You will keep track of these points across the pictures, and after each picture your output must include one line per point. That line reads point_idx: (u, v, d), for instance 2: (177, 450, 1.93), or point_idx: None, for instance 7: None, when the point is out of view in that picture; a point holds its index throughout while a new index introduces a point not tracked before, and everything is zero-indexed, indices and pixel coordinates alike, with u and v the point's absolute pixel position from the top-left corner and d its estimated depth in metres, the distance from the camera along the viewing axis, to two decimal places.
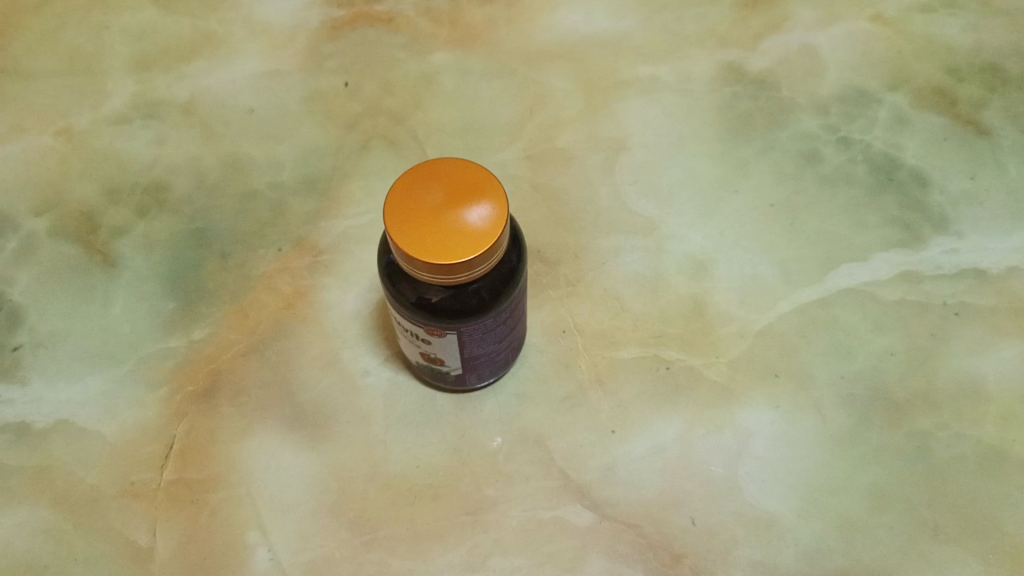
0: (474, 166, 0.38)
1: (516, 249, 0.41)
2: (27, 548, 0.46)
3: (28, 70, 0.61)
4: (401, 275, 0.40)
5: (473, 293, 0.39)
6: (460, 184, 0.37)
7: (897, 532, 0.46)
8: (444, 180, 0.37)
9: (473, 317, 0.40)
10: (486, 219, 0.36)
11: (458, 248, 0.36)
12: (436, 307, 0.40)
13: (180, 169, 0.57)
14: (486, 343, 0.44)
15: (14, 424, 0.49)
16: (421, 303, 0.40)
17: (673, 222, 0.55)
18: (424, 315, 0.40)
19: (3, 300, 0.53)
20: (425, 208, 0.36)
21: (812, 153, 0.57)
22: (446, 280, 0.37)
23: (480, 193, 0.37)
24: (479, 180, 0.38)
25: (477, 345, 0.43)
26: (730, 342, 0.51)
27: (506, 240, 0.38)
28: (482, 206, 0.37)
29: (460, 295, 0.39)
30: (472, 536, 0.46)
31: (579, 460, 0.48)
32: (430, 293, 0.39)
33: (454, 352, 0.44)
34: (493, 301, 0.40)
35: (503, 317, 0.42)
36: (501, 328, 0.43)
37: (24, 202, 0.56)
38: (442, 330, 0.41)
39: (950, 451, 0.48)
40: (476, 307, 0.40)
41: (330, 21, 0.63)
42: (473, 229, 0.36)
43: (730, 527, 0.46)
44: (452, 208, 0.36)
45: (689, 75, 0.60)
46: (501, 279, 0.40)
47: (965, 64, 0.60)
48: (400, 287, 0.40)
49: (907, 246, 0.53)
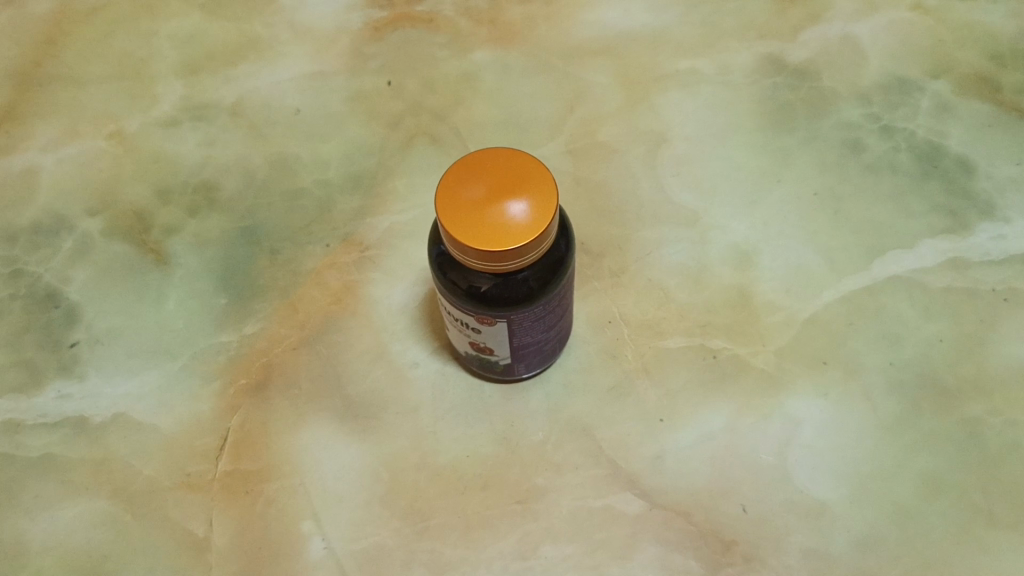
0: (521, 157, 0.39)
1: (564, 238, 0.41)
2: (87, 539, 0.47)
3: (80, 76, 0.62)
4: (451, 265, 0.40)
5: (521, 282, 0.40)
6: (503, 177, 0.38)
7: (950, 518, 0.45)
8: (487, 173, 0.38)
9: (522, 305, 0.41)
10: (535, 210, 0.37)
11: (506, 236, 0.36)
12: (487, 296, 0.40)
13: (228, 169, 0.58)
14: (535, 332, 0.44)
15: (73, 418, 0.50)
16: (471, 292, 0.40)
17: (717, 213, 0.55)
18: (474, 304, 0.41)
19: (60, 298, 0.54)
20: (471, 200, 0.37)
21: (855, 142, 0.57)
22: (496, 268, 0.37)
23: (529, 184, 0.37)
24: (526, 171, 0.38)
25: (526, 333, 0.44)
26: (776, 330, 0.51)
27: (552, 232, 0.38)
28: (531, 197, 0.37)
29: (509, 284, 0.40)
30: (523, 524, 0.46)
31: (627, 449, 0.48)
32: (480, 282, 0.40)
33: (503, 340, 0.44)
34: (541, 291, 0.41)
35: (552, 305, 0.43)
36: (550, 317, 0.44)
37: (79, 203, 0.57)
38: (493, 318, 0.41)
39: (1003, 437, 0.47)
40: (525, 296, 0.40)
41: (372, 21, 0.64)
42: (522, 219, 0.36)
43: (781, 515, 0.46)
44: (496, 202, 0.37)
45: (729, 68, 0.60)
46: (550, 268, 0.40)
47: (1008, 50, 0.60)
48: (451, 276, 0.40)
49: (953, 233, 0.53)
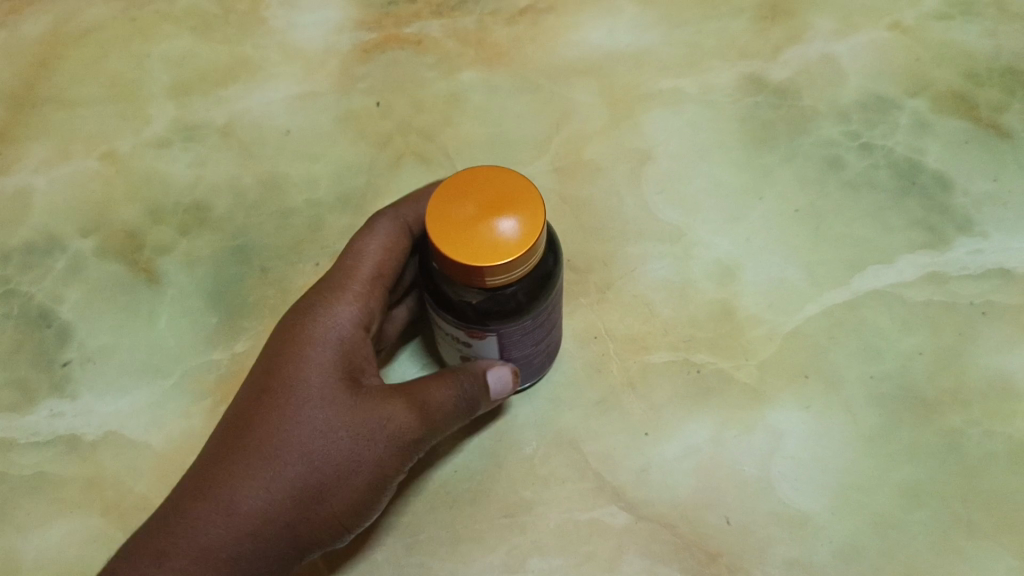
0: (509, 175, 0.39)
1: (552, 255, 0.42)
2: (80, 555, 0.47)
3: (73, 98, 0.63)
4: (442, 280, 0.41)
5: (509, 298, 0.40)
6: (492, 195, 0.38)
7: (930, 528, 0.46)
8: (477, 190, 0.39)
9: (512, 319, 0.41)
10: (523, 227, 0.37)
11: (496, 253, 0.37)
12: (476, 310, 0.41)
13: (219, 189, 0.59)
14: (525, 345, 0.45)
15: (66, 436, 0.51)
16: (462, 306, 0.41)
17: (700, 229, 0.56)
18: (464, 316, 0.42)
19: (52, 318, 0.55)
20: (461, 219, 0.38)
21: (835, 159, 0.58)
22: (486, 284, 0.38)
23: (517, 201, 0.38)
24: (513, 187, 0.39)
25: (516, 346, 0.45)
26: (758, 345, 0.52)
27: (539, 248, 0.39)
28: (518, 214, 0.38)
29: (496, 299, 0.40)
30: (510, 538, 0.47)
31: (613, 462, 0.49)
32: (469, 296, 0.40)
33: (494, 354, 0.45)
34: (528, 306, 0.41)
35: (541, 319, 0.43)
36: (539, 330, 0.45)
37: (72, 223, 0.58)
38: (484, 332, 0.42)
39: (982, 448, 0.48)
40: (514, 310, 0.41)
41: (360, 43, 0.65)
42: (511, 236, 0.37)
43: (764, 526, 0.47)
44: (486, 221, 0.38)
45: (712, 87, 0.62)
46: (539, 284, 0.41)
47: (985, 69, 0.61)
48: (442, 291, 0.41)
49: (931, 248, 0.54)
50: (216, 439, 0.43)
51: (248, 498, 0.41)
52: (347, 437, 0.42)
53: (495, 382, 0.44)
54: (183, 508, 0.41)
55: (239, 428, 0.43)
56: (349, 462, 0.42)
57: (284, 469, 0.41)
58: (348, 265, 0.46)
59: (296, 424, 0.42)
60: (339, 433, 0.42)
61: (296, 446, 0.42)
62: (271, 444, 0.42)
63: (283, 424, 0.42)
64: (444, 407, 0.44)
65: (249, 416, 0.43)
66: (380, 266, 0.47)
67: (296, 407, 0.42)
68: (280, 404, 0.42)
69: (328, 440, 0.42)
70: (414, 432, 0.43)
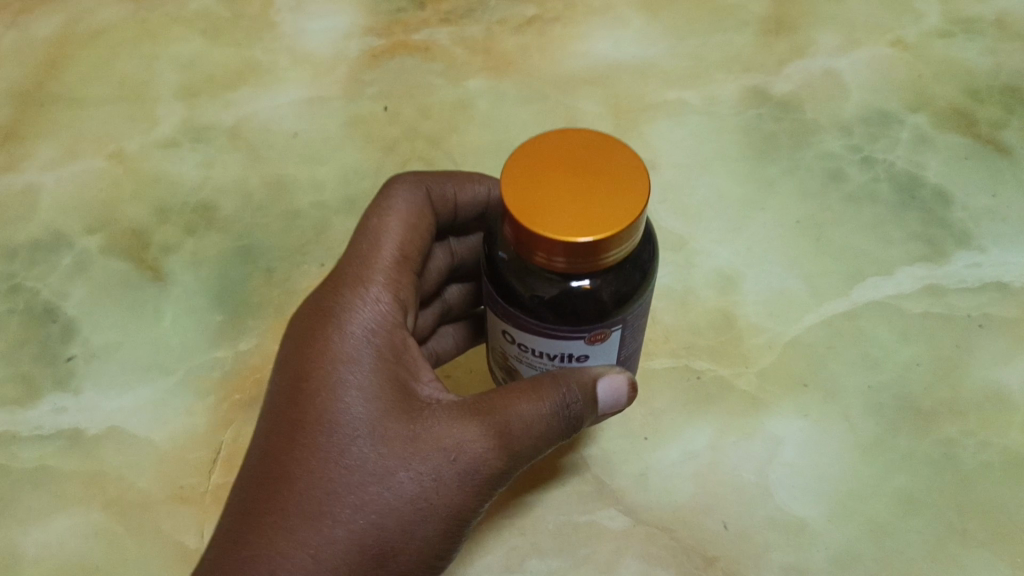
0: (612, 143, 0.35)
1: (646, 248, 0.38)
2: (79, 549, 0.48)
3: (82, 97, 0.64)
4: (518, 288, 0.37)
5: (591, 294, 0.35)
6: (583, 162, 0.34)
7: (926, 536, 0.47)
8: (566, 155, 0.34)
9: (619, 310, 0.36)
10: (626, 184, 0.33)
11: (615, 218, 0.32)
12: (565, 309, 0.36)
13: (226, 190, 0.60)
14: (637, 331, 0.40)
15: (69, 431, 0.51)
16: (553, 311, 0.36)
17: (702, 238, 0.57)
18: (540, 317, 0.37)
19: (58, 313, 0.55)
20: (544, 181, 0.33)
21: (837, 172, 0.59)
22: (598, 262, 0.33)
23: (603, 163, 0.34)
24: (586, 148, 0.35)
25: (631, 334, 0.40)
26: (757, 353, 0.52)
27: (636, 233, 0.33)
28: (614, 175, 0.34)
29: (575, 295, 0.35)
30: (509, 539, 0.47)
31: (613, 466, 0.50)
32: (547, 290, 0.36)
33: (605, 353, 0.40)
34: (616, 304, 0.36)
35: (648, 298, 0.38)
36: (647, 311, 0.40)
37: (79, 221, 0.59)
38: (604, 331, 0.37)
39: (977, 458, 0.49)
40: (616, 300, 0.36)
41: (369, 48, 0.65)
42: (618, 198, 0.33)
43: (761, 531, 0.47)
44: (572, 191, 0.33)
45: (716, 99, 0.62)
46: (632, 264, 0.36)
47: (985, 86, 0.62)
48: (519, 300, 0.37)
49: (930, 260, 0.55)
50: (249, 478, 0.39)
51: (300, 559, 0.36)
52: (409, 477, 0.38)
53: (604, 390, 0.40)
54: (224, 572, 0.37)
55: (278, 467, 0.38)
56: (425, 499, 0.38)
57: (338, 521, 0.37)
58: (365, 249, 0.44)
59: (346, 465, 0.38)
60: (398, 473, 0.38)
61: (351, 492, 0.37)
62: (319, 492, 0.37)
63: (331, 465, 0.38)
64: (524, 426, 0.39)
65: (284, 451, 0.38)
66: (402, 246, 0.44)
67: (343, 444, 0.38)
68: (324, 441, 0.38)
69: (387, 482, 0.38)
70: (491, 461, 0.39)
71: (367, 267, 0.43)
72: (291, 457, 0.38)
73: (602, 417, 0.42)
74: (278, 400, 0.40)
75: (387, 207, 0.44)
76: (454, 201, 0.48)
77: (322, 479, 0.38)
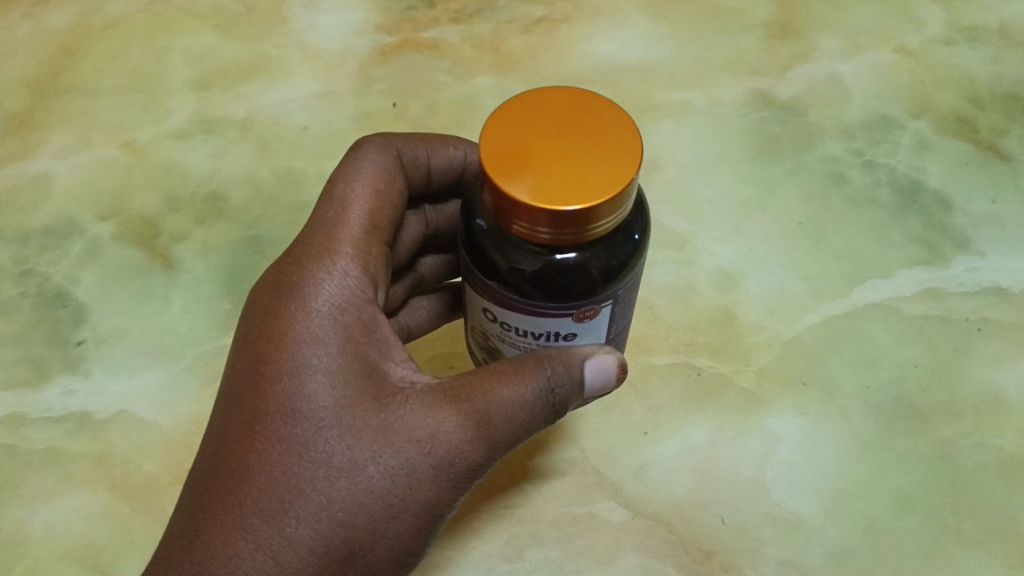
0: (602, 105, 0.35)
1: (635, 222, 0.37)
2: (85, 529, 0.48)
3: (96, 87, 0.65)
4: (498, 261, 0.36)
5: (578, 267, 0.35)
6: (570, 125, 0.34)
7: (921, 534, 0.47)
8: (548, 119, 0.34)
9: (607, 285, 0.36)
10: (614, 146, 0.34)
11: (611, 180, 0.32)
12: (549, 284, 0.35)
13: (236, 181, 0.61)
14: (626, 307, 0.39)
15: (77, 413, 0.52)
16: (535, 286, 0.36)
17: (704, 238, 0.58)
18: (524, 294, 0.36)
19: (68, 298, 0.56)
20: (526, 141, 0.33)
21: (839, 175, 0.60)
22: (587, 232, 0.33)
23: (587, 126, 0.34)
24: (568, 113, 0.35)
25: (622, 311, 0.39)
26: (757, 351, 0.53)
27: (627, 201, 0.33)
28: (602, 137, 0.34)
29: (560, 269, 0.35)
30: (509, 528, 0.48)
31: (613, 458, 0.50)
32: (525, 262, 0.35)
33: (595, 331, 0.39)
34: (605, 279, 0.36)
35: (638, 273, 0.38)
36: (636, 287, 0.39)
37: (90, 209, 0.59)
38: (593, 308, 0.37)
39: (972, 459, 0.49)
40: (603, 275, 0.36)
41: (379, 45, 0.66)
42: (610, 161, 0.33)
43: (758, 526, 0.48)
44: (558, 153, 0.33)
45: (721, 101, 0.63)
46: (618, 237, 0.36)
47: (986, 94, 0.63)
48: (500, 273, 0.36)
49: (930, 264, 0.56)
50: (204, 470, 0.37)
51: (259, 560, 0.34)
52: (378, 471, 0.35)
53: (592, 371, 0.39)
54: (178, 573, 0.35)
55: (235, 460, 0.36)
56: (394, 494, 0.36)
57: (300, 520, 0.35)
58: (332, 218, 0.41)
59: (309, 460, 0.35)
60: (367, 467, 0.35)
61: (316, 487, 0.35)
62: (281, 488, 0.35)
63: (293, 459, 0.35)
64: (504, 412, 0.37)
65: (243, 443, 0.36)
66: (370, 214, 0.41)
67: (307, 436, 0.36)
68: (285, 433, 0.36)
69: (354, 477, 0.35)
70: (468, 452, 0.37)
71: (334, 238, 0.40)
72: (250, 449, 0.36)
73: (590, 398, 0.41)
74: (235, 383, 0.38)
75: (356, 176, 0.42)
76: (426, 164, 0.47)
77: (284, 474, 0.35)
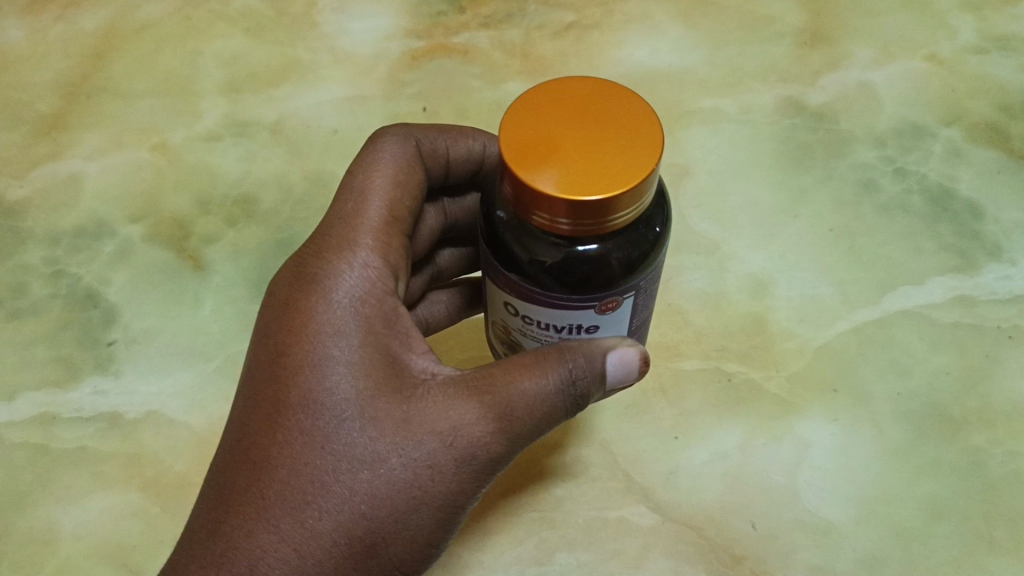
0: (619, 94, 0.35)
1: (656, 213, 0.37)
2: (116, 529, 0.48)
3: (127, 89, 0.65)
4: (517, 254, 0.36)
5: (599, 259, 0.35)
6: (592, 114, 0.34)
7: (952, 542, 0.47)
8: (567, 108, 0.34)
9: (628, 277, 0.36)
10: (637, 134, 0.33)
11: (633, 168, 0.32)
12: (569, 277, 0.35)
13: (267, 184, 0.61)
14: (647, 301, 0.39)
15: (108, 413, 0.52)
16: (555, 278, 0.35)
17: (736, 244, 0.58)
18: (545, 286, 0.36)
19: (100, 299, 0.56)
20: (551, 133, 0.33)
21: (869, 182, 0.60)
22: (604, 224, 0.33)
23: (608, 115, 0.34)
24: (589, 102, 0.35)
25: (643, 303, 0.39)
26: (789, 357, 0.53)
27: (649, 190, 0.33)
28: (624, 126, 0.34)
29: (582, 261, 0.35)
30: (539, 532, 0.48)
31: (643, 463, 0.50)
32: (545, 255, 0.35)
33: (616, 324, 0.39)
34: (626, 271, 0.36)
35: (658, 265, 0.38)
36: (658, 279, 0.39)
37: (122, 210, 0.60)
38: (615, 300, 0.37)
39: (1005, 467, 0.49)
40: (624, 267, 0.35)
41: (410, 50, 0.66)
42: (632, 150, 0.33)
43: (790, 532, 0.47)
44: (581, 143, 0.33)
45: (751, 107, 0.63)
46: (640, 230, 0.35)
47: (1018, 103, 0.63)
48: (520, 266, 0.36)
49: (961, 271, 0.56)
50: (225, 463, 0.37)
51: (282, 552, 0.34)
52: (400, 463, 0.35)
53: (613, 364, 0.39)
54: (199, 567, 0.35)
55: (257, 452, 0.36)
56: (418, 485, 0.35)
57: (323, 512, 0.35)
58: (351, 209, 0.41)
59: (332, 452, 0.35)
60: (389, 459, 0.35)
61: (339, 480, 0.35)
62: (303, 481, 0.35)
63: (316, 451, 0.35)
64: (525, 405, 0.37)
65: (265, 435, 0.36)
66: (390, 206, 0.41)
67: (329, 428, 0.36)
68: (307, 424, 0.36)
69: (377, 469, 0.35)
70: (489, 445, 0.37)
71: (355, 229, 0.40)
72: (272, 442, 0.36)
73: (610, 392, 0.40)
74: (256, 376, 0.38)
75: (377, 169, 0.42)
76: (445, 155, 0.47)
77: (307, 466, 0.35)
